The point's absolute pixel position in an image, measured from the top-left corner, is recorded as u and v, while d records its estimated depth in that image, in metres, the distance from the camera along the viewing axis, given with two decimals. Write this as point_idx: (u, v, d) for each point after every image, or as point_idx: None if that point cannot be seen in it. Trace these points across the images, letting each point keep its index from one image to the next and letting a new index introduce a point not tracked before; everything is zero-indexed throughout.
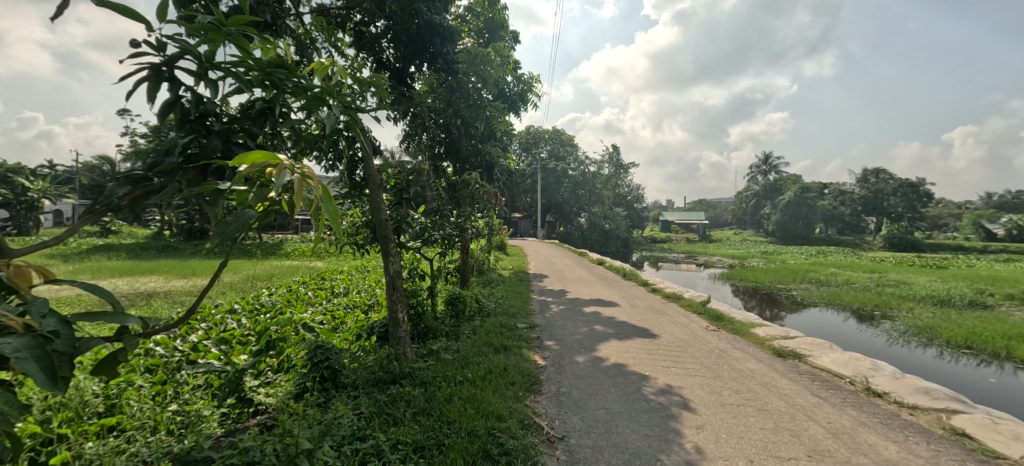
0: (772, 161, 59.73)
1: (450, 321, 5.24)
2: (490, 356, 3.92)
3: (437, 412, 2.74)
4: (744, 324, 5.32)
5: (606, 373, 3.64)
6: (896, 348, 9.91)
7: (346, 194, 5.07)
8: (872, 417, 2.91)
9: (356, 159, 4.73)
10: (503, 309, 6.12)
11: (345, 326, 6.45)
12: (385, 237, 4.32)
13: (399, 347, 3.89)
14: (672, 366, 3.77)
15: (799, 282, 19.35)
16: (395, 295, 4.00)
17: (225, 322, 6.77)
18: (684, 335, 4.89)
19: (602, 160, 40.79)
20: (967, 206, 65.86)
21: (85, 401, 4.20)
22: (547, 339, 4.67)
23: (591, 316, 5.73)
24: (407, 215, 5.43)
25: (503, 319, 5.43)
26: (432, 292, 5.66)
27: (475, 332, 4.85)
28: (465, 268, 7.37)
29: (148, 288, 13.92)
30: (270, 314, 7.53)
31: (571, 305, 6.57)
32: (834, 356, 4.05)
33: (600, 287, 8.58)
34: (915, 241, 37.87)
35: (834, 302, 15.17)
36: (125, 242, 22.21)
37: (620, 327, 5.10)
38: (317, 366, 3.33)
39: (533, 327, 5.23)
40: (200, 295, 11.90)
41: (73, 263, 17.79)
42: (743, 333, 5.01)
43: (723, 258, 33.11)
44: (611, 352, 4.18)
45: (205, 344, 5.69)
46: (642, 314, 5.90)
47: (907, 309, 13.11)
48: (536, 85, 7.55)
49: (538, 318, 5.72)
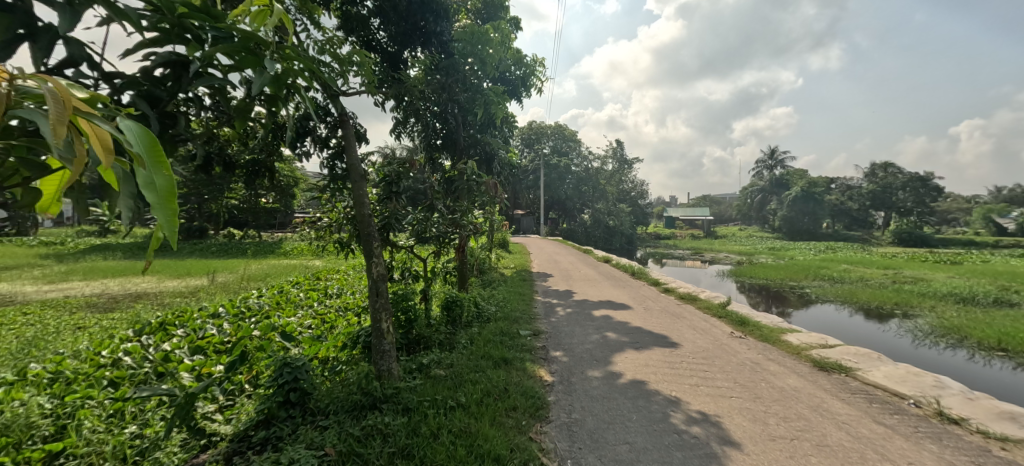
0: (778, 155, 58.86)
1: (445, 327, 4.73)
2: (488, 372, 3.39)
3: (420, 454, 2.22)
4: (773, 330, 4.77)
5: (625, 394, 3.10)
6: (923, 350, 9.31)
7: (321, 187, 4.62)
8: (959, 454, 2.37)
9: (335, 145, 4.35)
10: (505, 314, 5.54)
11: (333, 332, 5.97)
12: (369, 228, 3.80)
13: (383, 364, 3.36)
14: (702, 385, 3.22)
15: (811, 279, 18.66)
16: (378, 302, 3.48)
17: (204, 327, 6.29)
18: (708, 343, 4.34)
19: (607, 156, 40.05)
20: (977, 199, 64.61)
21: (30, 423, 3.69)
22: (554, 349, 4.13)
23: (601, 321, 5.16)
24: (397, 210, 4.89)
25: (504, 325, 4.89)
26: (425, 296, 5.16)
27: (472, 341, 4.31)
28: (467, 268, 6.78)
29: (139, 289, 13.46)
30: (256, 319, 7.04)
31: (579, 308, 6.01)
32: (887, 371, 3.50)
33: (608, 288, 8.03)
34: (926, 236, 37.11)
35: (850, 300, 14.57)
36: (121, 243, 21.89)
37: (635, 334, 4.54)
38: (284, 387, 2.81)
39: (537, 334, 4.69)
40: (190, 296, 11.44)
41: (68, 264, 17.45)
42: (775, 341, 4.45)
43: (730, 254, 32.52)
44: (628, 365, 3.63)
45: (178, 354, 5.20)
46: (657, 318, 5.34)
47: (929, 308, 12.47)
48: (540, 69, 6.95)
49: (543, 323, 5.16)
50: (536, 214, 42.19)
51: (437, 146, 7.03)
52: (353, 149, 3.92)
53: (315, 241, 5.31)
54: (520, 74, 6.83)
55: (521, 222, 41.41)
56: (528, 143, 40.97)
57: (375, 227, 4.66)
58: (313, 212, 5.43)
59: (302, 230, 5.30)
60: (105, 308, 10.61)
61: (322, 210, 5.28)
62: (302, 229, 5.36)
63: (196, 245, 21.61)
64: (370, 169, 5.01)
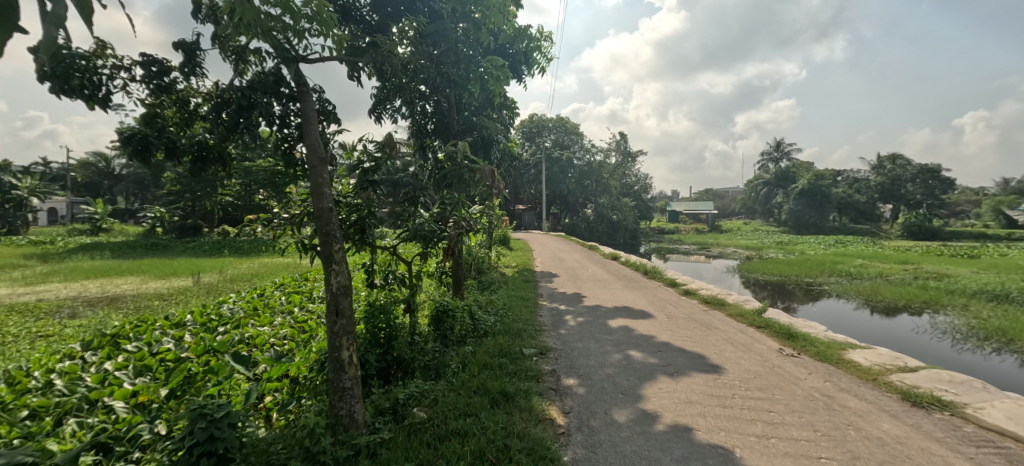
0: (784, 147, 57.80)
1: (433, 345, 3.93)
2: (482, 416, 2.58)
3: None
4: (831, 346, 3.92)
5: (670, 450, 2.26)
6: (967, 356, 8.45)
7: (268, 171, 3.78)
8: None
9: (293, 126, 3.49)
10: (506, 325, 4.67)
11: (308, 349, 5.21)
12: (333, 225, 2.91)
13: (343, 406, 2.53)
14: (773, 437, 2.35)
15: (828, 276, 17.72)
16: (338, 325, 2.66)
17: (161, 341, 5.48)
18: (757, 365, 3.48)
19: (609, 148, 39.04)
20: (986, 192, 63.39)
21: None
22: (567, 376, 3.29)
23: (620, 334, 4.32)
24: (373, 203, 4.00)
25: (505, 341, 4.06)
26: (409, 307, 4.33)
27: (464, 365, 3.49)
28: (461, 268, 5.92)
29: (119, 291, 12.72)
30: (225, 329, 6.24)
31: (592, 316, 5.17)
32: (1009, 409, 2.67)
33: (621, 290, 7.19)
34: (936, 229, 36.13)
35: (873, 296, 13.76)
36: (111, 242, 21.20)
37: (665, 354, 3.70)
38: (192, 452, 1.98)
39: (544, 353, 3.85)
40: (167, 299, 10.66)
41: (50, 265, 16.70)
42: (840, 363, 3.59)
43: (738, 249, 31.73)
44: (665, 403, 2.78)
45: (119, 376, 4.39)
46: (686, 330, 4.49)
47: (961, 307, 11.58)
48: (544, 42, 6.04)
49: (551, 338, 4.33)
50: (536, 209, 41.24)
51: (427, 127, 6.19)
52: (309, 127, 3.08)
53: (274, 242, 4.39)
54: (522, 48, 5.95)
55: (523, 217, 40.66)
56: (528, 136, 40.14)
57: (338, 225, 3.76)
58: (271, 204, 4.49)
59: (259, 228, 4.37)
60: (75, 313, 9.81)
61: (282, 204, 4.36)
62: (258, 228, 4.43)
63: (189, 243, 20.93)
64: (360, 164, 4.10)
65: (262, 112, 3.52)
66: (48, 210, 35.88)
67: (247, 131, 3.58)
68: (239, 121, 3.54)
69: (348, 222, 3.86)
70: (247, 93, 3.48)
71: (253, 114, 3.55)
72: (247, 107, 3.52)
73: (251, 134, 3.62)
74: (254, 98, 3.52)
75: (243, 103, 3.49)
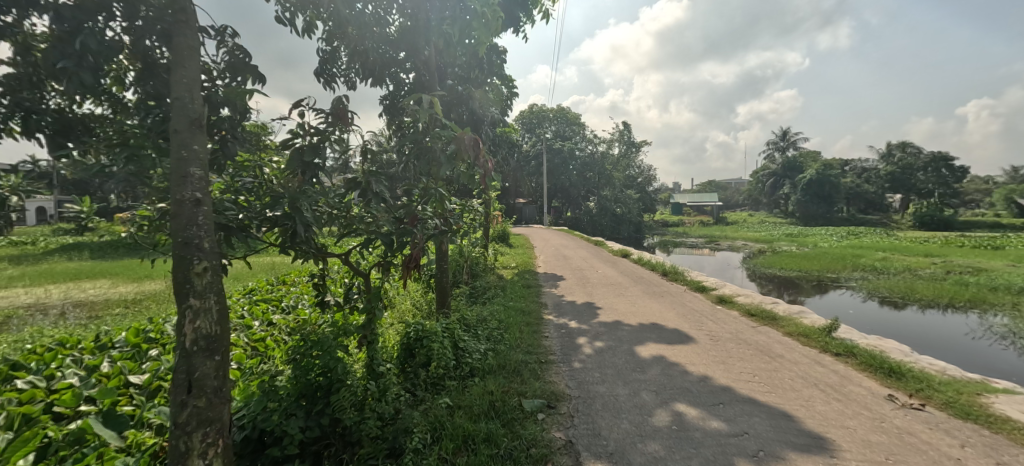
0: (790, 136, 56.32)
1: (398, 398, 2.74)
2: None
3: None
4: (964, 393, 2.75)
5: None
6: None
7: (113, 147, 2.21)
8: None
9: (160, 78, 2.30)
10: (501, 357, 3.47)
11: (248, 364, 3.97)
12: (198, 228, 1.71)
13: None
14: None
15: (851, 271, 16.48)
16: None
17: (61, 372, 4.27)
18: (878, 434, 2.30)
19: (612, 139, 37.76)
20: (997, 181, 61.71)
21: None
22: (593, 459, 2.12)
23: (658, 371, 3.15)
24: (306, 192, 2.73)
25: (501, 389, 2.84)
26: (365, 341, 3.12)
27: (435, 439, 2.32)
28: (445, 274, 4.76)
29: (80, 297, 11.52)
30: (157, 355, 5.05)
31: (615, 340, 3.98)
32: None
33: (642, 298, 5.99)
34: (951, 219, 34.82)
35: (908, 294, 12.48)
36: (91, 243, 20.07)
37: (732, 409, 2.54)
38: None
39: (553, 409, 2.67)
40: (125, 307, 9.45)
41: (19, 268, 15.55)
42: (995, 426, 2.41)
43: (747, 242, 30.47)
44: None
45: None
46: (746, 364, 3.30)
47: (1014, 307, 10.36)
48: None
49: (561, 377, 3.16)
50: (537, 202, 40.02)
51: (402, 97, 4.95)
52: (179, 78, 1.98)
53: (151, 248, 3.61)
54: None
55: (523, 212, 39.42)
56: (529, 127, 39.01)
57: (240, 227, 2.47)
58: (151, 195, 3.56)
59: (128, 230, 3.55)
60: (15, 326, 8.57)
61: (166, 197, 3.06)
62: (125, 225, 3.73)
63: None
64: (296, 141, 2.77)
65: (93, 45, 1.98)
66: (35, 210, 34.80)
67: (72, 79, 1.94)
68: (53, 61, 1.93)
69: (259, 215, 2.58)
70: (65, 12, 1.96)
71: (83, 53, 1.97)
72: (70, 39, 1.96)
73: (80, 85, 2.01)
74: (85, 25, 2.01)
75: (61, 30, 1.96)
